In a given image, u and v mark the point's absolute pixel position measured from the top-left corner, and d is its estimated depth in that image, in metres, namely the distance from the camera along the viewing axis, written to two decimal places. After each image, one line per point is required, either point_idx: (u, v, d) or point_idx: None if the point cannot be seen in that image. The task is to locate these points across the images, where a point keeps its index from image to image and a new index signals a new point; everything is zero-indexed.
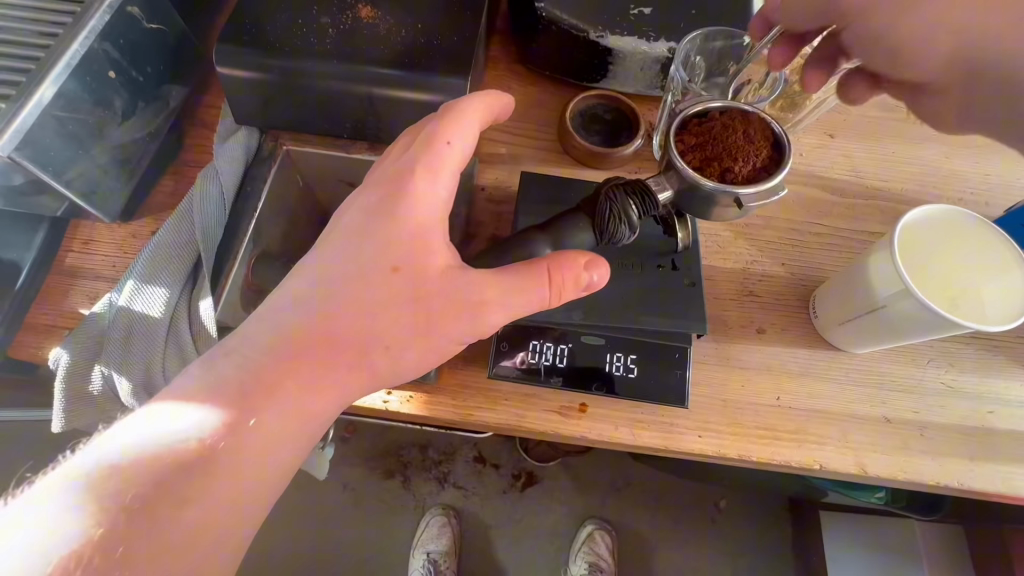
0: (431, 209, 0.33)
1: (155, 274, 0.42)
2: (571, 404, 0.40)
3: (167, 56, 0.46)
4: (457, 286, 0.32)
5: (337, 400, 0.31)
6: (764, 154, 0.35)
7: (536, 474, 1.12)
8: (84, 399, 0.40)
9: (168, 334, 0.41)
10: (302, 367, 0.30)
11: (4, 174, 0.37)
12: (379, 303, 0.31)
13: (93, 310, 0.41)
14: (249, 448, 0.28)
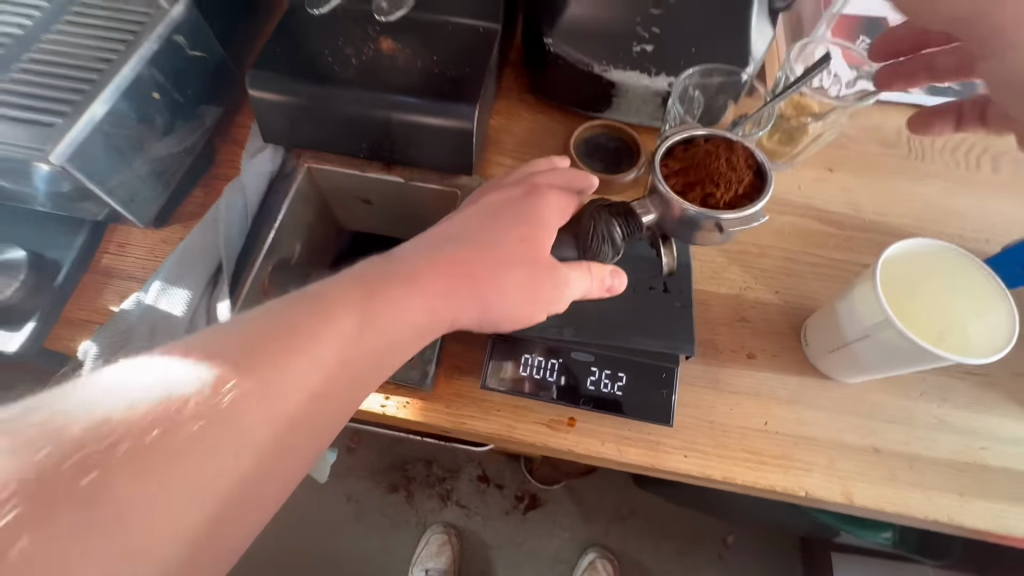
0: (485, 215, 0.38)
1: (180, 276, 0.45)
2: (560, 417, 0.42)
3: (206, 79, 0.50)
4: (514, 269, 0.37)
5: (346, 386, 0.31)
6: (746, 182, 0.38)
7: (540, 497, 1.11)
8: None
9: (189, 331, 0.44)
10: (312, 349, 0.30)
11: (55, 181, 0.42)
12: (428, 286, 0.34)
13: (122, 308, 0.44)
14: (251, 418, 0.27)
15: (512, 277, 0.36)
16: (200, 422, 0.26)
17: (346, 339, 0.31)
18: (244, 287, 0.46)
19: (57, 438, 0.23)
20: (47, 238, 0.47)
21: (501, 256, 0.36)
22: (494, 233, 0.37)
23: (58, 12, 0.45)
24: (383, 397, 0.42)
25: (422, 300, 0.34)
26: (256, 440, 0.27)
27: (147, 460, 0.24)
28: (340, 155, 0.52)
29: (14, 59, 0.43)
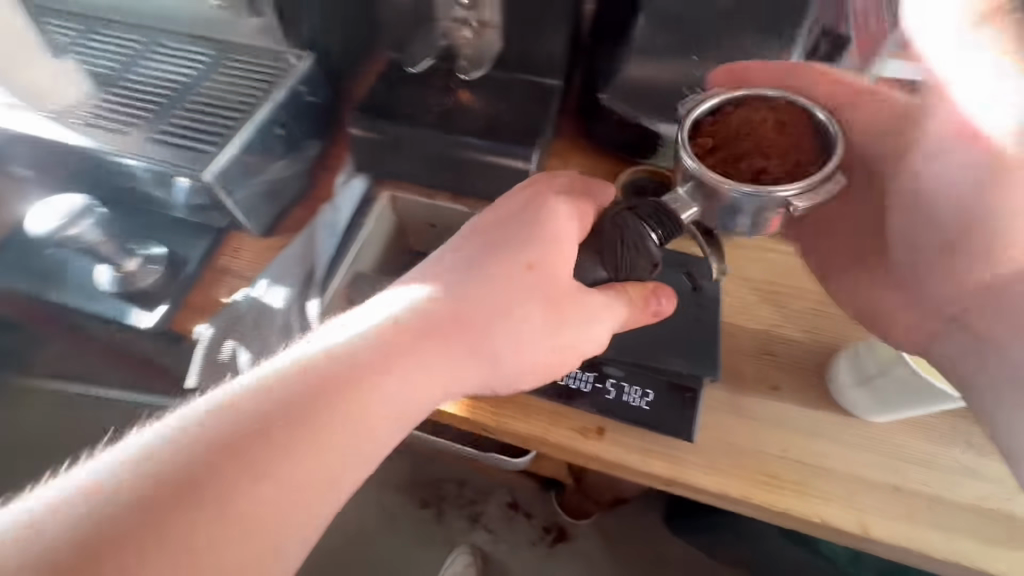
0: (500, 252, 0.41)
1: (281, 277, 0.54)
2: (590, 425, 0.46)
3: (318, 119, 0.61)
4: (530, 301, 0.41)
5: (375, 427, 0.35)
6: (792, 141, 0.43)
7: (569, 532, 1.14)
8: (213, 365, 0.51)
9: (282, 323, 0.52)
10: (336, 401, 0.34)
11: (197, 195, 0.53)
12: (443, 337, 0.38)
13: (233, 299, 0.54)
14: (282, 460, 0.32)
15: (529, 311, 0.41)
16: (260, 459, 0.31)
17: (374, 375, 0.35)
18: (328, 291, 0.53)
19: (145, 479, 0.30)
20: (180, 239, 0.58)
21: (514, 298, 0.40)
22: (504, 276, 0.40)
23: (214, 62, 0.57)
24: None
25: (437, 342, 0.38)
26: (291, 478, 0.32)
27: (200, 494, 0.30)
28: (415, 184, 0.60)
29: (180, 100, 0.55)
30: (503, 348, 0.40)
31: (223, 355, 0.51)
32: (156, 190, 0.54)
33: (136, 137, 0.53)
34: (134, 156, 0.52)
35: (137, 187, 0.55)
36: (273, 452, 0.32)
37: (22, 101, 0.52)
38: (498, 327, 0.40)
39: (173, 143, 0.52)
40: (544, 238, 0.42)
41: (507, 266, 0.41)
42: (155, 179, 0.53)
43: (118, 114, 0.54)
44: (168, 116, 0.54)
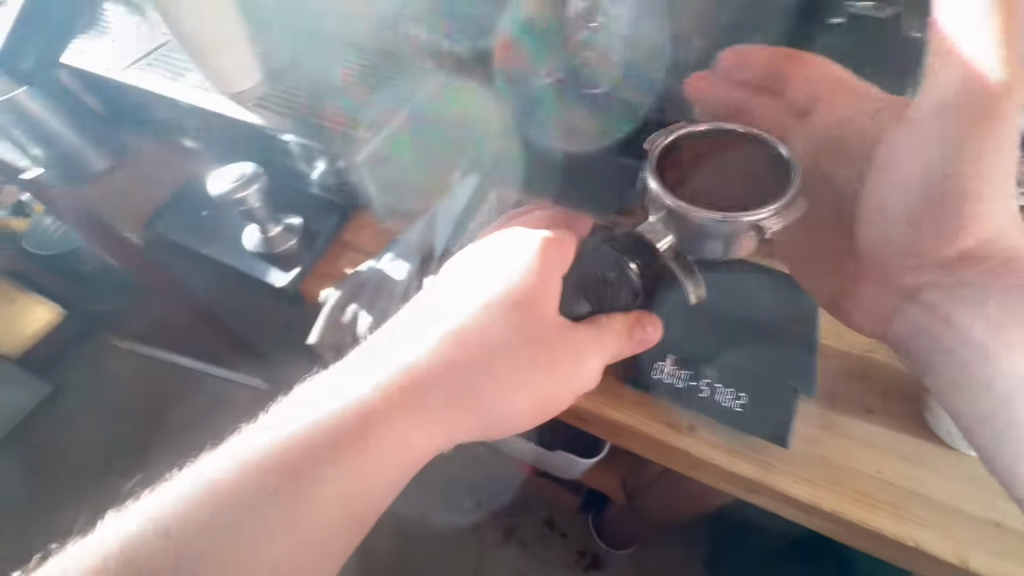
0: (497, 297, 0.48)
1: (404, 253, 0.61)
2: (682, 422, 0.49)
3: None
4: (522, 349, 0.47)
5: (392, 462, 0.44)
6: (745, 163, 0.48)
7: (602, 559, 1.19)
8: (336, 324, 0.58)
9: (401, 293, 0.58)
10: (356, 442, 0.43)
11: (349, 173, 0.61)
12: (444, 391, 0.45)
13: (359, 269, 0.60)
14: (313, 489, 0.41)
15: (513, 369, 0.47)
16: (294, 487, 0.41)
17: (349, 449, 0.42)
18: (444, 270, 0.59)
19: (207, 493, 0.41)
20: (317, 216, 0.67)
21: (507, 351, 0.47)
22: (476, 343, 0.46)
23: (370, 56, 0.65)
24: None
25: (405, 413, 0.44)
26: (321, 503, 0.41)
27: (246, 508, 0.40)
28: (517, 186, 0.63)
29: (337, 87, 0.64)
30: (482, 409, 0.46)
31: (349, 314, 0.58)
32: (304, 160, 0.67)
33: (299, 116, 0.63)
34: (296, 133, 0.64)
35: (290, 153, 0.67)
36: (305, 481, 0.41)
37: (212, 78, 0.61)
38: (474, 394, 0.46)
39: (326, 123, 0.62)
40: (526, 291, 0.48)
41: (483, 329, 0.47)
42: (308, 150, 0.65)
43: (286, 92, 0.64)
44: (326, 101, 0.63)
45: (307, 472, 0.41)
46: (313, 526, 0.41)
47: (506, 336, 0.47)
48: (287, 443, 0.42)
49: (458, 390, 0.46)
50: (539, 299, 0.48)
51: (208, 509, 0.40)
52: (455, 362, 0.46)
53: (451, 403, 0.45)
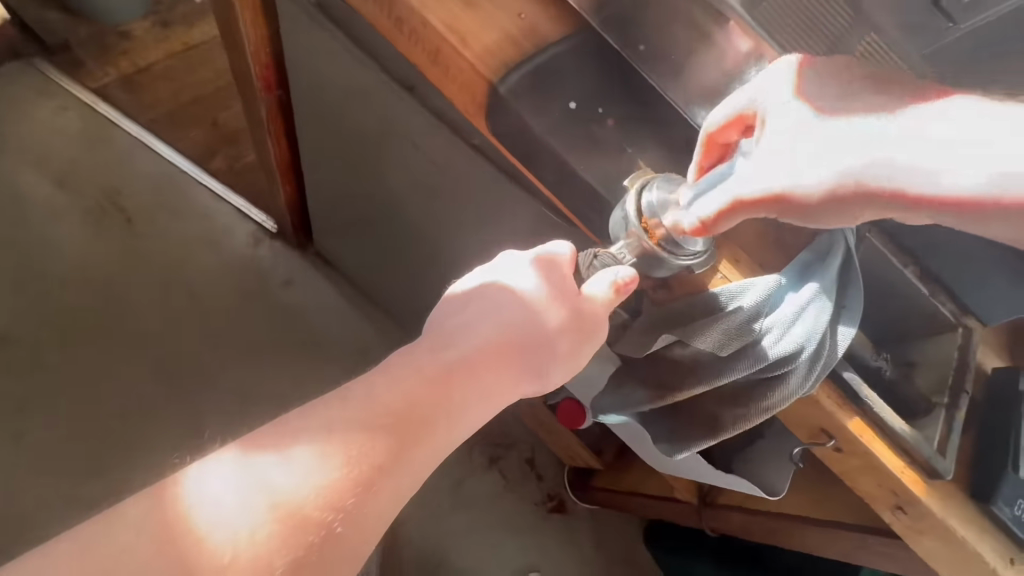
0: (513, 299, 0.49)
1: (825, 278, 0.50)
2: (1005, 554, 0.52)
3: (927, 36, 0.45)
4: (554, 340, 0.49)
5: (470, 424, 0.45)
6: None
7: (566, 503, 1.47)
8: (735, 336, 0.49)
9: (826, 334, 0.49)
10: (443, 407, 0.42)
11: None
12: (491, 367, 0.46)
13: (769, 281, 0.49)
14: (412, 452, 0.40)
15: (548, 355, 0.49)
16: (396, 451, 0.39)
17: (450, 412, 0.43)
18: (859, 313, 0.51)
19: (293, 478, 0.36)
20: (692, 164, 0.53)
21: (544, 340, 0.49)
22: (493, 338, 0.47)
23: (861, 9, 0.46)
24: (897, 465, 0.52)
25: (473, 387, 0.45)
26: (416, 464, 0.40)
27: (348, 479, 0.37)
28: (893, 245, 0.58)
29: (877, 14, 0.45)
30: (513, 397, 0.48)
31: (785, 346, 0.48)
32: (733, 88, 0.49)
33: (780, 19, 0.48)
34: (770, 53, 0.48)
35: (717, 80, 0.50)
36: (406, 445, 0.40)
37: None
38: (508, 379, 0.47)
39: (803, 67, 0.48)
40: (515, 305, 0.49)
41: (493, 323, 0.47)
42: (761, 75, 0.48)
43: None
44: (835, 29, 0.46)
45: (411, 437, 0.40)
46: (403, 484, 0.40)
47: (512, 327, 0.48)
48: (387, 399, 0.41)
49: (504, 374, 0.47)
50: (535, 305, 0.49)
51: (295, 496, 0.35)
52: (499, 347, 0.47)
53: (496, 386, 0.46)
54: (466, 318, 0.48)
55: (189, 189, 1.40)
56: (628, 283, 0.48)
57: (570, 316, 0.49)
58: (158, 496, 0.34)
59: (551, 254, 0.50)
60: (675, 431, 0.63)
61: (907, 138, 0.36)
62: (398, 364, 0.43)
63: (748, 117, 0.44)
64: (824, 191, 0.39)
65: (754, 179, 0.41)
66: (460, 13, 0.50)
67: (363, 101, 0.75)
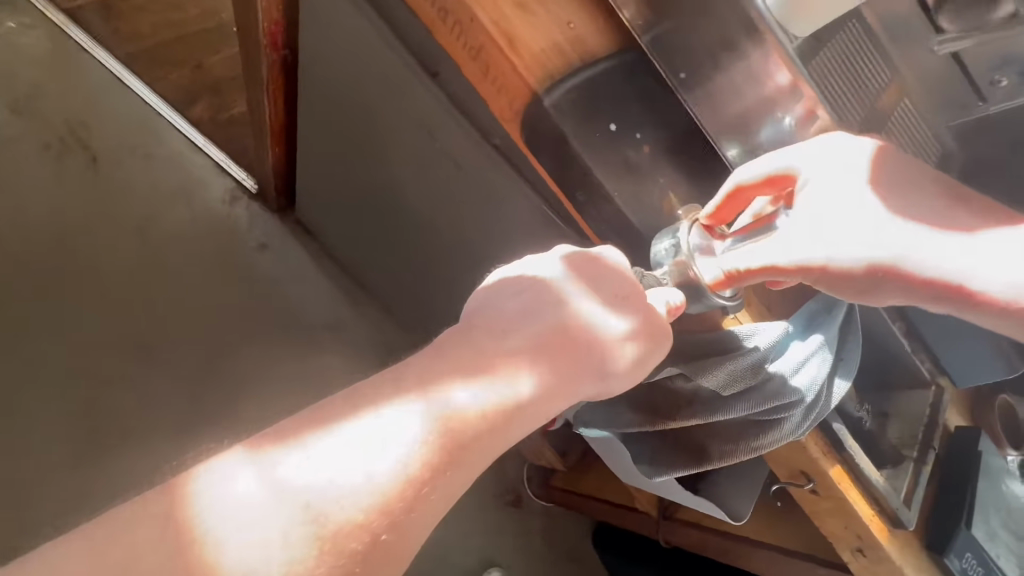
0: (593, 283, 0.38)
1: (828, 331, 0.51)
2: None
3: (931, 100, 0.53)
4: (642, 339, 0.38)
5: (533, 426, 0.36)
6: None
7: (523, 498, 1.50)
8: (741, 377, 0.49)
9: (825, 384, 0.51)
10: (500, 408, 0.33)
11: None
12: (562, 361, 0.36)
13: (776, 329, 0.50)
14: (464, 456, 0.32)
15: (639, 356, 0.38)
16: (443, 457, 0.31)
17: (512, 412, 0.34)
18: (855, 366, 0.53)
19: (324, 484, 0.28)
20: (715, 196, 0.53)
21: (632, 339, 0.38)
22: (559, 329, 0.37)
23: (892, 65, 0.51)
24: (867, 512, 0.55)
25: (540, 387, 0.35)
26: (467, 471, 0.32)
27: (388, 490, 0.29)
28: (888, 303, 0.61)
29: (911, 88, 0.53)
30: (583, 400, 0.38)
31: (789, 392, 0.49)
32: (763, 111, 0.49)
33: (840, 68, 0.49)
34: (803, 86, 0.46)
35: (748, 102, 0.49)
36: (455, 450, 0.31)
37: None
38: (578, 381, 0.36)
39: (841, 100, 0.49)
40: (581, 295, 0.38)
41: (559, 312, 0.37)
42: (791, 102, 0.48)
43: (845, 41, 0.48)
44: (875, 85, 0.50)
45: (467, 438, 0.32)
46: (459, 487, 0.32)
47: (580, 320, 0.37)
48: (440, 388, 0.32)
49: (575, 374, 0.36)
50: (607, 297, 0.38)
51: (326, 506, 0.28)
52: (569, 340, 0.37)
53: (564, 388, 0.36)
54: (528, 301, 0.37)
55: (167, 135, 1.31)
56: (678, 310, 0.41)
57: (647, 317, 0.38)
58: (173, 488, 0.28)
59: (603, 260, 0.39)
60: (656, 455, 0.62)
61: (975, 243, 0.34)
62: (442, 352, 0.34)
63: (786, 180, 0.40)
64: (861, 265, 0.37)
65: (788, 245, 0.39)
66: (511, 10, 0.47)
67: (380, 77, 0.70)
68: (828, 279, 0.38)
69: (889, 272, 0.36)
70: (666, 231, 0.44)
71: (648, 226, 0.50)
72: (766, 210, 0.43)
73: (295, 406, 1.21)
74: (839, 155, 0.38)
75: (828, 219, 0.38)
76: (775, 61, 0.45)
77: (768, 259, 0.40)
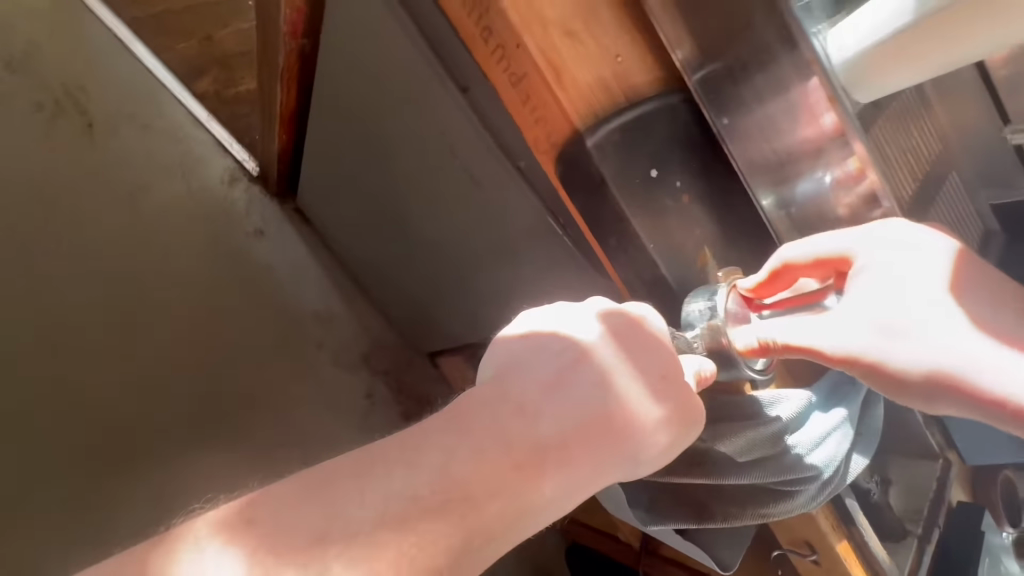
0: (632, 359, 0.36)
1: (852, 405, 0.50)
2: None
3: (975, 170, 0.53)
4: (671, 425, 0.36)
5: (552, 516, 0.33)
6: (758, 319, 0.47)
7: None
8: (760, 446, 0.47)
9: (843, 460, 0.49)
10: (521, 500, 0.31)
11: None
12: (590, 449, 0.34)
13: (800, 399, 0.48)
14: (477, 552, 0.30)
15: (665, 443, 0.36)
16: (455, 555, 0.29)
17: (533, 504, 0.31)
18: (873, 442, 0.51)
19: None
20: (750, 251, 0.51)
21: (662, 424, 0.36)
22: (594, 413, 0.34)
23: (941, 133, 0.51)
24: None
25: (566, 480, 0.32)
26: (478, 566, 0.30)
27: None
28: None
29: (960, 162, 0.52)
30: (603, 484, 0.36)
31: (806, 467, 0.48)
32: (806, 162, 0.47)
33: (895, 133, 0.47)
34: (851, 138, 0.43)
35: (789, 152, 0.47)
36: (470, 545, 0.29)
37: (861, 54, 0.41)
38: (605, 469, 0.34)
39: (889, 170, 0.46)
40: (622, 373, 0.35)
41: (597, 391, 0.35)
42: (838, 158, 0.45)
43: (898, 108, 0.47)
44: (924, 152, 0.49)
45: (482, 538, 0.30)
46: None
47: (619, 402, 0.35)
48: (466, 481, 0.30)
49: (603, 463, 0.34)
50: (646, 377, 0.36)
51: None
52: (600, 424, 0.34)
53: (590, 479, 0.34)
54: (565, 375, 0.35)
55: (169, 107, 1.26)
56: (709, 379, 0.39)
57: (682, 402, 0.36)
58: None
59: (645, 324, 0.37)
60: (654, 503, 0.59)
61: None
62: (468, 424, 0.32)
63: (840, 262, 0.40)
64: (915, 367, 0.38)
65: (838, 332, 0.39)
66: (558, 39, 0.44)
67: (405, 81, 0.67)
68: (874, 372, 0.39)
69: (952, 383, 0.36)
70: (702, 291, 0.41)
71: (679, 278, 0.48)
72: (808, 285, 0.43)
73: (277, 398, 1.19)
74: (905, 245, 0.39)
75: (879, 312, 0.39)
76: (824, 103, 0.43)
77: (813, 340, 0.40)
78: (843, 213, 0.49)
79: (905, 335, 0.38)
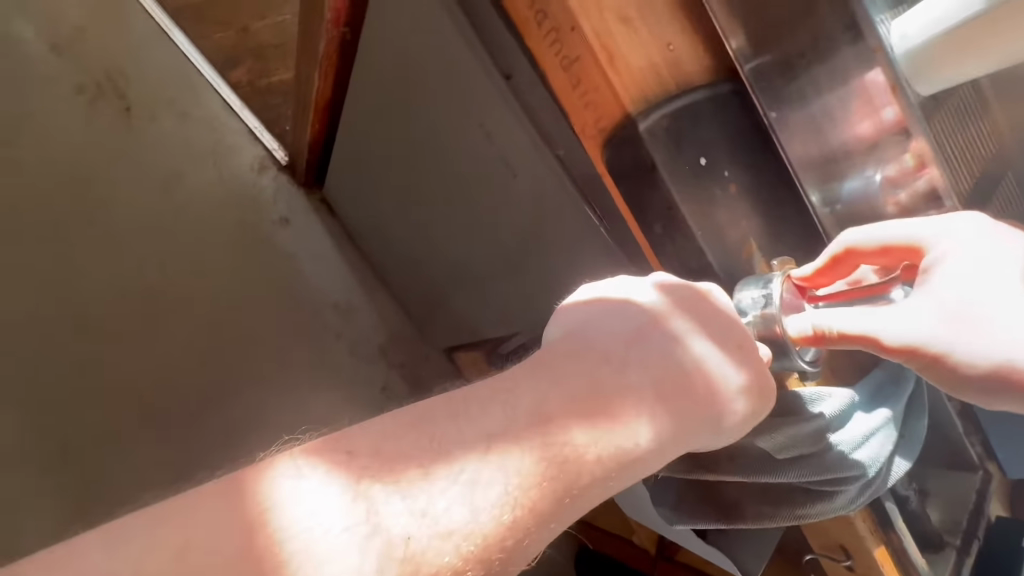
0: (705, 327, 0.36)
1: (896, 407, 0.49)
2: None
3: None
4: (747, 396, 0.36)
5: (640, 470, 0.33)
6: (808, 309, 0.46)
7: None
8: (802, 443, 0.46)
9: (888, 462, 0.48)
10: (612, 447, 0.32)
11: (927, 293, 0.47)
12: (671, 409, 0.34)
13: (844, 399, 0.47)
14: (573, 495, 0.30)
15: (741, 413, 0.36)
16: (550, 493, 0.30)
17: (626, 450, 0.32)
18: (916, 446, 0.50)
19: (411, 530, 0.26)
20: (797, 246, 0.50)
21: (738, 394, 0.36)
22: (674, 370, 0.34)
23: (1000, 132, 0.49)
24: None
25: (657, 432, 0.33)
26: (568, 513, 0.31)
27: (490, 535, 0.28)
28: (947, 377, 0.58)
29: (1016, 161, 0.51)
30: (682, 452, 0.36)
31: (849, 466, 0.47)
32: (859, 158, 0.46)
33: (954, 128, 0.46)
34: (912, 133, 0.43)
35: (842, 148, 0.46)
36: (563, 492, 0.30)
37: (929, 44, 0.41)
38: (689, 428, 0.34)
39: (947, 168, 0.45)
40: (696, 338, 0.35)
41: (673, 353, 0.35)
42: (894, 154, 0.45)
43: (958, 102, 0.46)
44: (983, 149, 0.48)
45: (579, 487, 0.30)
46: (556, 538, 0.31)
47: (696, 365, 0.35)
48: (560, 421, 0.31)
49: (687, 424, 0.34)
50: (720, 345, 0.36)
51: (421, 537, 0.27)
52: (680, 385, 0.34)
53: (676, 437, 0.34)
54: (640, 334, 0.35)
55: (205, 95, 1.28)
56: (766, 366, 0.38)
57: (758, 371, 0.36)
58: (241, 504, 0.25)
59: (710, 299, 0.37)
60: (681, 501, 0.58)
61: None
62: (542, 378, 0.32)
63: (909, 252, 0.40)
64: (975, 358, 0.37)
65: (898, 321, 0.38)
66: (614, 24, 0.44)
67: (447, 69, 0.67)
68: (936, 363, 0.38)
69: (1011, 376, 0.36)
70: (754, 280, 0.41)
71: (725, 267, 0.47)
72: (868, 278, 0.44)
73: (296, 384, 1.20)
74: (979, 232, 0.38)
75: (948, 293, 0.38)
76: (885, 96, 0.43)
77: (871, 330, 0.39)
78: (891, 211, 0.48)
79: (969, 322, 0.37)
